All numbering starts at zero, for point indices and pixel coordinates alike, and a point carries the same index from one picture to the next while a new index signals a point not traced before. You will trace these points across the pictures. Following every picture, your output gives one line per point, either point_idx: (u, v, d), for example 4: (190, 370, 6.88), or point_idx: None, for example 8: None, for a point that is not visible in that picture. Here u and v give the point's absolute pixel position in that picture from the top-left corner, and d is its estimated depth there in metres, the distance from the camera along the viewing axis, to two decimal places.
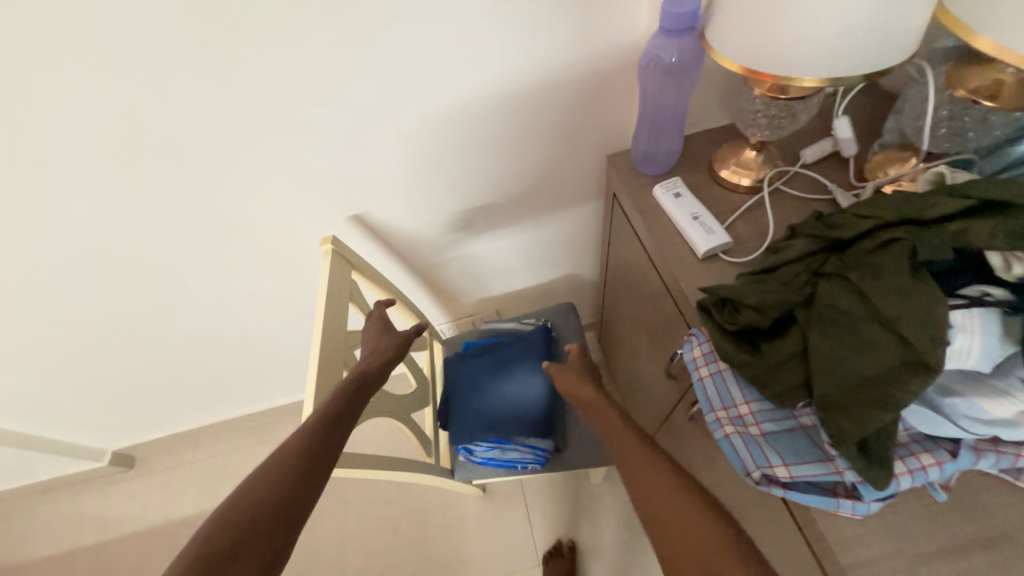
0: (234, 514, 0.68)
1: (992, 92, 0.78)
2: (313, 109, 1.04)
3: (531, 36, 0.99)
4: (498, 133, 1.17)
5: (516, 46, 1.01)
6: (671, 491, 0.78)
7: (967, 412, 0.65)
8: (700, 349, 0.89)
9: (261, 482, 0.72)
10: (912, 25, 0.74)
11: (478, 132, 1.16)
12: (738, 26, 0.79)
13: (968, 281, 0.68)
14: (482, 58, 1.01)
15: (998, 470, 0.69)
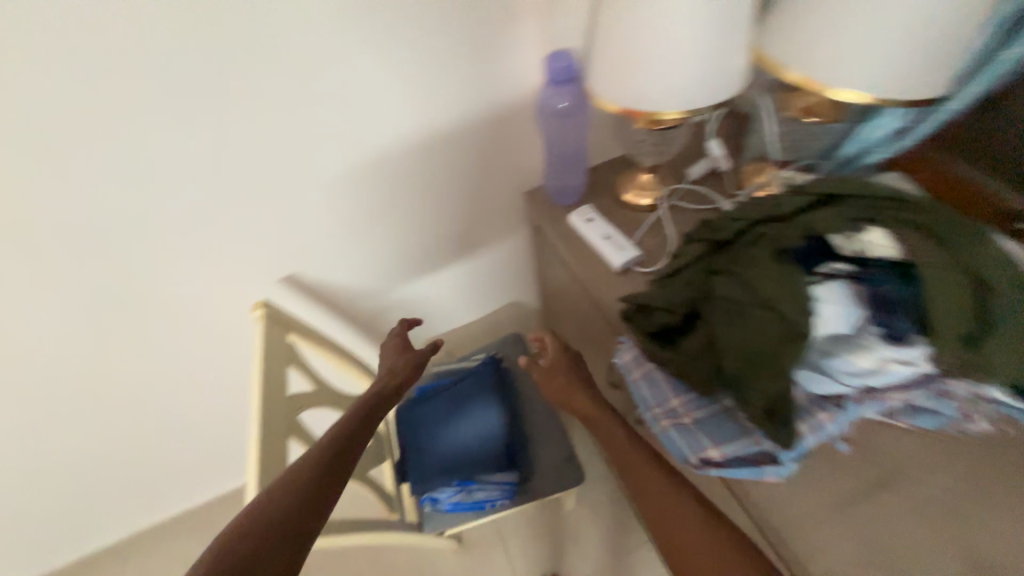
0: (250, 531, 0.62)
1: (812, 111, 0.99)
2: (234, 179, 1.06)
3: (437, 95, 1.09)
4: (420, 182, 1.24)
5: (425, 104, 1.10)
6: (694, 519, 0.81)
7: (844, 369, 0.77)
8: (630, 354, 0.97)
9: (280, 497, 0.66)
10: (739, 64, 0.92)
11: (401, 182, 1.23)
12: (610, 74, 0.94)
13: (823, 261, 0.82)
14: (394, 117, 1.09)
15: (884, 416, 0.80)
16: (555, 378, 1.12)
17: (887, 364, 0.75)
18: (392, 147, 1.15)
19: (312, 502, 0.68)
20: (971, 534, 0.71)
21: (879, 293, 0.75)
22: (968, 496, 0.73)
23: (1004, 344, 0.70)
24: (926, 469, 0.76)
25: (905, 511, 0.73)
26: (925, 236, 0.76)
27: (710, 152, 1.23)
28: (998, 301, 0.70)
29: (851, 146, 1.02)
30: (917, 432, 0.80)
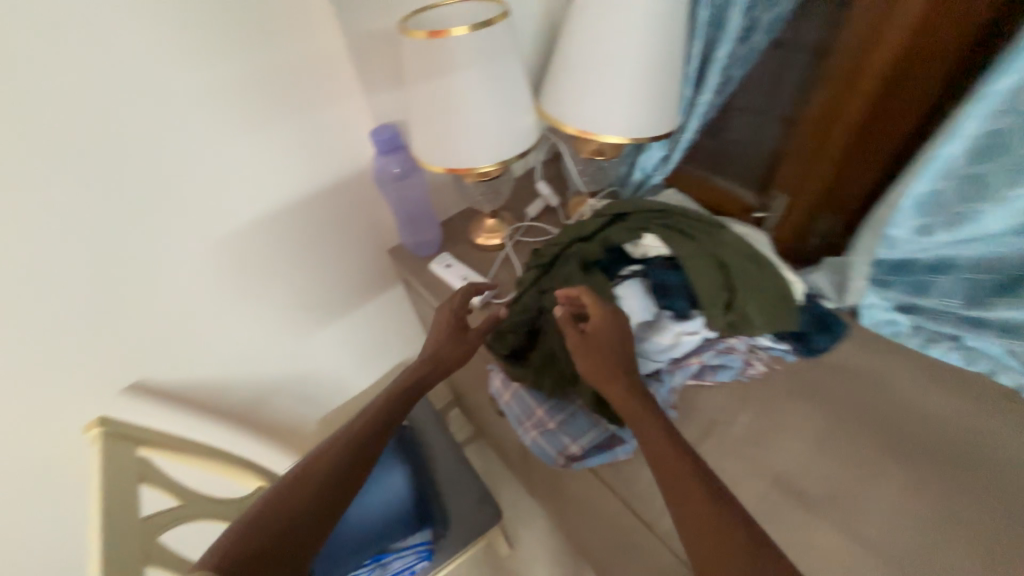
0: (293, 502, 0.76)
1: (599, 151, 1.18)
2: (52, 297, 1.00)
3: (276, 177, 1.14)
4: (274, 258, 1.26)
5: (261, 191, 1.14)
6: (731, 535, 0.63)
7: (653, 349, 0.94)
8: (499, 379, 1.05)
9: (315, 474, 0.80)
10: (528, 124, 1.13)
11: (255, 264, 1.24)
12: (427, 142, 1.09)
13: (622, 264, 1.03)
14: (232, 203, 1.12)
15: (695, 379, 0.98)
16: (587, 361, 0.83)
17: (681, 337, 0.94)
18: (236, 233, 1.16)
19: (342, 484, 0.80)
20: (765, 455, 0.89)
21: (662, 284, 0.95)
22: (761, 426, 0.93)
23: (751, 308, 0.91)
24: (732, 413, 0.95)
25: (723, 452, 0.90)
26: (685, 234, 0.97)
27: (541, 192, 1.44)
28: (741, 276, 0.93)
29: (637, 174, 1.32)
30: (723, 386, 0.99)
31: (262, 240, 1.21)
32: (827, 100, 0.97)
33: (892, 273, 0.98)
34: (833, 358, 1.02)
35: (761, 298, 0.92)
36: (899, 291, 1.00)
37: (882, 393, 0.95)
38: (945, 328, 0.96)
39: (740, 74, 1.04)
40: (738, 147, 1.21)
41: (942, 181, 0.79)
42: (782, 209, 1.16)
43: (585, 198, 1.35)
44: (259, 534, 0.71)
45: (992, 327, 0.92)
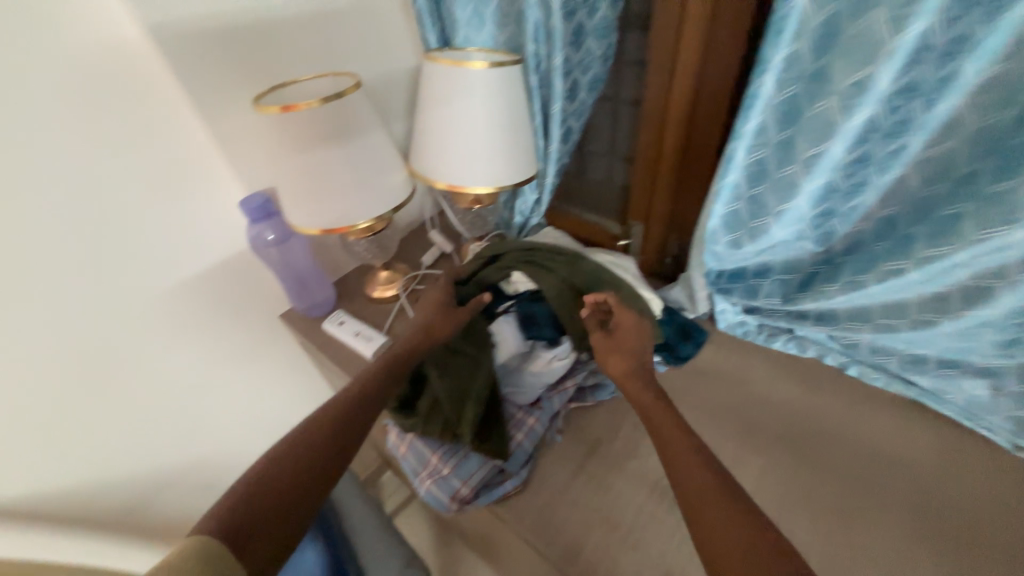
0: (289, 473, 0.69)
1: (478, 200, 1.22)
2: None
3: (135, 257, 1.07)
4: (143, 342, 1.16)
5: (120, 278, 1.06)
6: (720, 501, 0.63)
7: (532, 378, 1.00)
8: (395, 432, 1.04)
9: (328, 416, 0.79)
10: (399, 181, 1.18)
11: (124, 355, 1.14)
12: (296, 203, 1.07)
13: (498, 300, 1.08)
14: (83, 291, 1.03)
15: (576, 401, 1.04)
16: (616, 359, 0.88)
17: (557, 362, 1.00)
18: (94, 323, 1.06)
19: (348, 436, 0.78)
20: (642, 465, 0.95)
21: (530, 316, 1.03)
22: (639, 437, 0.99)
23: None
24: (613, 429, 1.01)
25: (607, 468, 0.94)
26: (550, 267, 1.05)
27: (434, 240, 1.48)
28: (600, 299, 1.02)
29: (518, 216, 1.43)
30: (605, 405, 1.05)
31: (128, 326, 1.12)
32: (649, 138, 1.12)
33: (730, 280, 1.10)
34: (698, 363, 1.12)
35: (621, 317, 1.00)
36: (738, 295, 1.11)
37: (736, 388, 1.06)
38: (780, 321, 1.09)
39: (577, 126, 1.17)
40: (598, 185, 1.36)
41: (734, 202, 0.94)
42: (640, 235, 1.29)
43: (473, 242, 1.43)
44: (268, 486, 0.67)
45: (810, 318, 1.05)
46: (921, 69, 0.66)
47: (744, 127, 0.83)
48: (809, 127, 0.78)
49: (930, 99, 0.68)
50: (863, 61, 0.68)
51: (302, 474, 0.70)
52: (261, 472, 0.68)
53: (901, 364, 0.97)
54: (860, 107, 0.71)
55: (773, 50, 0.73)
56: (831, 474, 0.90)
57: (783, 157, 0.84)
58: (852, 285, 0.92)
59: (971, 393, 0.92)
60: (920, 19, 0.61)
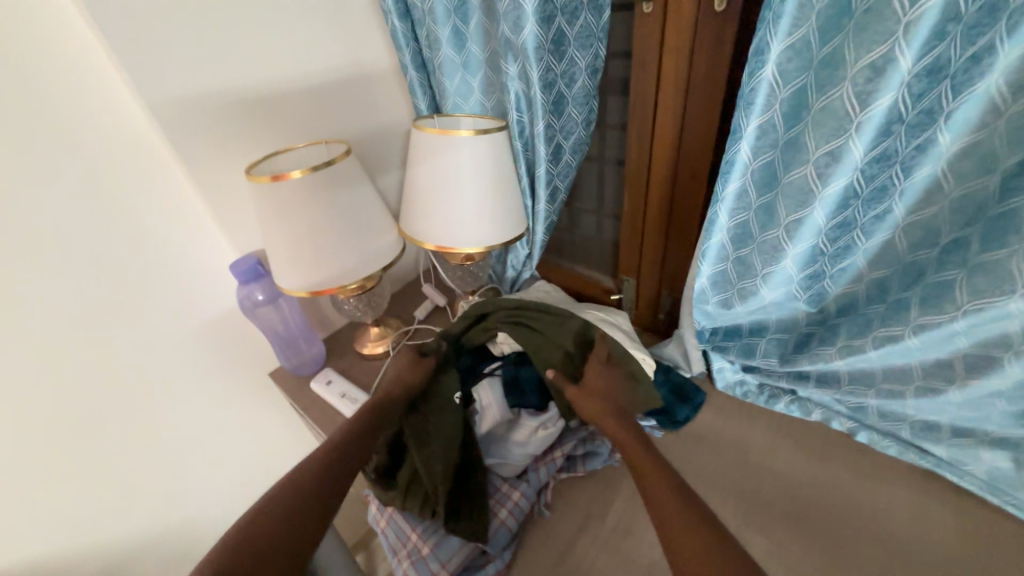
0: (294, 495, 0.70)
1: (468, 257, 1.21)
2: None
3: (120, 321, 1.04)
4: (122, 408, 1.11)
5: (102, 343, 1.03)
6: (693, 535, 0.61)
7: (516, 447, 0.96)
8: (376, 503, 0.98)
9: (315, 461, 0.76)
10: (389, 242, 1.18)
11: (104, 424, 1.09)
12: (282, 268, 1.06)
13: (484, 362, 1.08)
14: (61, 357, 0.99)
15: (565, 471, 0.99)
16: (591, 400, 0.87)
17: (542, 430, 0.97)
18: (71, 389, 1.02)
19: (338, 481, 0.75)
20: (638, 545, 0.87)
21: (514, 379, 1.01)
22: (632, 512, 0.92)
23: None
24: (605, 502, 0.94)
25: (597, 549, 0.87)
26: (535, 329, 1.02)
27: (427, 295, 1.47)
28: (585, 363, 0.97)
29: (510, 272, 1.42)
30: (596, 474, 0.99)
31: (109, 393, 1.08)
32: (634, 197, 1.12)
33: (725, 338, 1.06)
34: (696, 426, 1.06)
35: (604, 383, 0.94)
36: (735, 354, 1.06)
37: (738, 455, 0.99)
38: (781, 382, 1.04)
39: (562, 187, 1.18)
40: (589, 239, 1.36)
41: (721, 262, 0.93)
42: (632, 290, 1.27)
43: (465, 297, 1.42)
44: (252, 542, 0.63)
45: (811, 379, 0.99)
46: (894, 140, 0.66)
47: (723, 190, 0.82)
48: (787, 192, 0.77)
49: (906, 167, 0.68)
50: (834, 132, 0.68)
51: (305, 496, 0.71)
52: (266, 496, 0.69)
53: (913, 431, 0.91)
54: (836, 175, 0.70)
55: (745, 120, 0.74)
56: (849, 559, 0.81)
57: (765, 220, 0.83)
58: (850, 348, 0.88)
59: (992, 464, 0.84)
60: (884, 95, 0.61)
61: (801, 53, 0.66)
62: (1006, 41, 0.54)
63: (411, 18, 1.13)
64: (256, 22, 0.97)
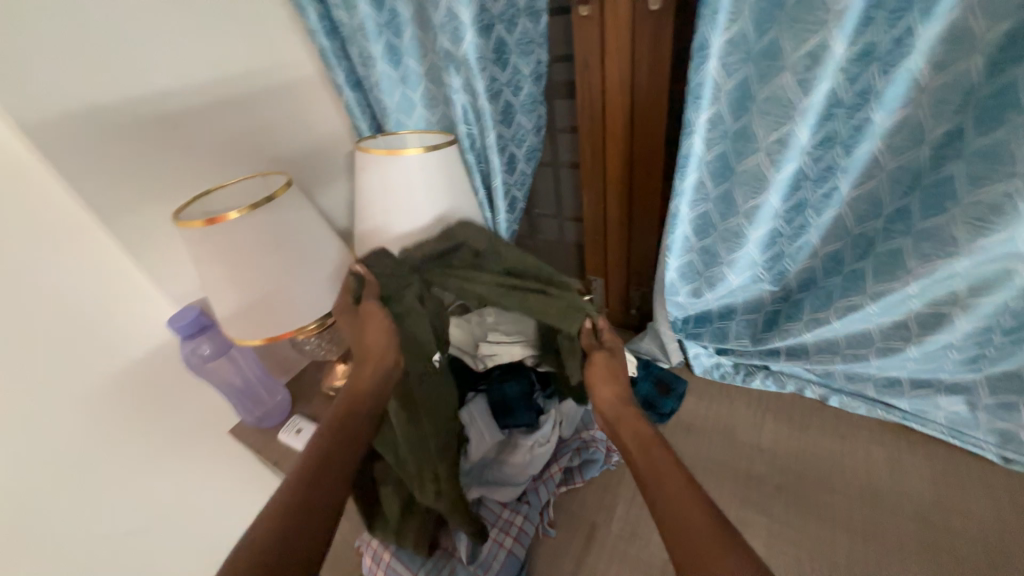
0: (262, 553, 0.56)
1: None
2: None
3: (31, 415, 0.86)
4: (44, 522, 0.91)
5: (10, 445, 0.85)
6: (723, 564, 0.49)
7: (513, 470, 0.92)
8: (370, 552, 0.90)
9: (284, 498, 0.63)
10: (349, 270, 1.03)
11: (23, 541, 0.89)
12: (229, 316, 0.92)
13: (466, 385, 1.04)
14: None
15: (565, 484, 0.97)
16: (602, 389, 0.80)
17: (538, 447, 0.93)
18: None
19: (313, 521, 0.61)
20: (648, 546, 0.87)
21: (500, 399, 0.97)
22: (636, 513, 0.91)
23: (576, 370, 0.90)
24: (609, 508, 0.93)
25: (610, 558, 0.86)
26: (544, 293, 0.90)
27: None
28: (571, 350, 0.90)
29: None
30: (595, 482, 0.98)
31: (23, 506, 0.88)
32: (592, 198, 1.11)
33: (698, 324, 1.08)
34: (684, 416, 1.07)
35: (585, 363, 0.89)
36: (709, 338, 1.09)
37: (727, 439, 1.00)
38: (755, 360, 1.07)
39: (519, 196, 1.17)
40: (552, 244, 1.34)
41: (687, 253, 0.94)
42: (600, 289, 1.27)
43: None
44: None
45: (782, 353, 1.03)
46: (835, 123, 0.70)
47: (681, 185, 0.83)
48: (743, 180, 0.79)
49: (849, 146, 0.71)
50: (781, 119, 0.70)
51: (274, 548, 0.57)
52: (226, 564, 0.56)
53: (878, 389, 0.96)
54: (786, 160, 0.73)
55: (696, 115, 0.74)
56: (853, 524, 0.83)
57: (725, 209, 0.85)
58: (814, 321, 0.92)
59: (951, 409, 0.91)
60: (822, 81, 0.64)
61: (739, 47, 0.68)
62: (923, 21, 0.58)
63: (339, 35, 1.07)
64: (160, 46, 0.86)
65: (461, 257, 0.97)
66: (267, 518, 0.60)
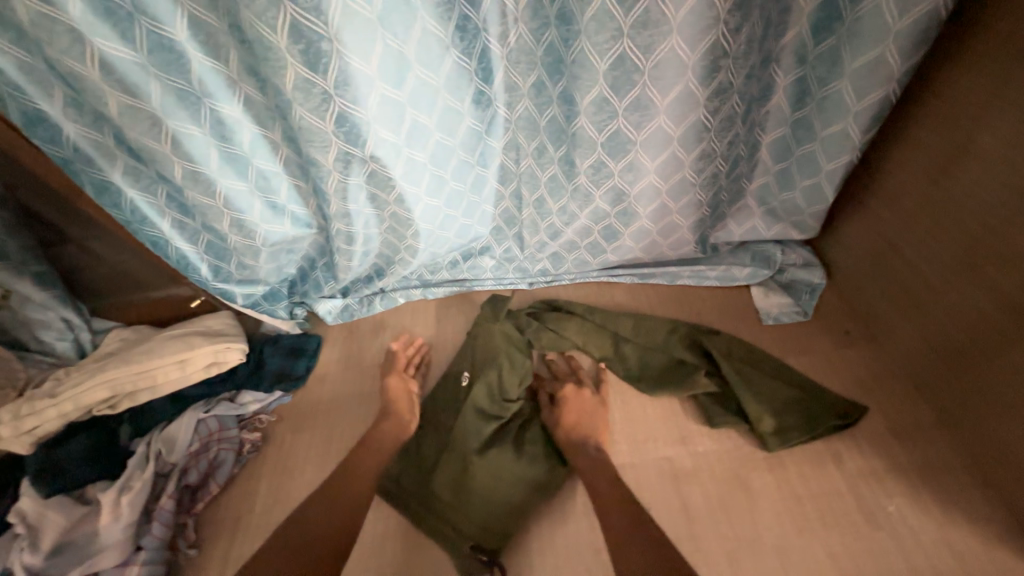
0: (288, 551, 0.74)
1: None
2: None
3: None
4: None
5: None
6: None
7: (111, 513, 0.84)
8: None
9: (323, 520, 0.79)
10: None
11: None
12: None
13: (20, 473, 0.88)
14: None
15: (200, 499, 0.94)
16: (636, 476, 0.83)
17: (130, 484, 0.88)
18: None
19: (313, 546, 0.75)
20: (292, 499, 0.97)
21: (64, 462, 0.88)
22: (277, 485, 0.99)
23: (477, 437, 0.92)
24: (251, 496, 0.98)
25: (262, 534, 0.93)
26: (684, 359, 0.96)
27: None
28: (474, 408, 0.95)
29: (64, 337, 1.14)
30: (238, 475, 1.00)
31: None
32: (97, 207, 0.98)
33: (302, 284, 1.17)
34: (316, 373, 1.16)
35: (452, 477, 0.90)
36: (315, 291, 1.18)
37: (358, 368, 1.16)
38: (363, 289, 1.19)
39: (13, 242, 1.00)
40: (128, 262, 1.16)
41: (196, 237, 0.91)
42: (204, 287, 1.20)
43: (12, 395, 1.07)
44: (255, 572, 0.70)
45: (375, 275, 1.17)
46: (168, 79, 0.68)
47: (105, 175, 0.77)
48: (150, 156, 0.75)
49: (207, 100, 0.71)
50: (103, 90, 0.65)
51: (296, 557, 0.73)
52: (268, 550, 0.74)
53: (449, 271, 1.19)
54: (159, 126, 0.71)
55: (30, 102, 0.67)
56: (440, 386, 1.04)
57: (174, 186, 0.82)
58: (342, 251, 1.00)
59: (488, 265, 1.18)
60: (93, 43, 0.61)
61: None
62: None
63: None
64: None
65: (694, 349, 0.97)
66: (315, 530, 0.77)
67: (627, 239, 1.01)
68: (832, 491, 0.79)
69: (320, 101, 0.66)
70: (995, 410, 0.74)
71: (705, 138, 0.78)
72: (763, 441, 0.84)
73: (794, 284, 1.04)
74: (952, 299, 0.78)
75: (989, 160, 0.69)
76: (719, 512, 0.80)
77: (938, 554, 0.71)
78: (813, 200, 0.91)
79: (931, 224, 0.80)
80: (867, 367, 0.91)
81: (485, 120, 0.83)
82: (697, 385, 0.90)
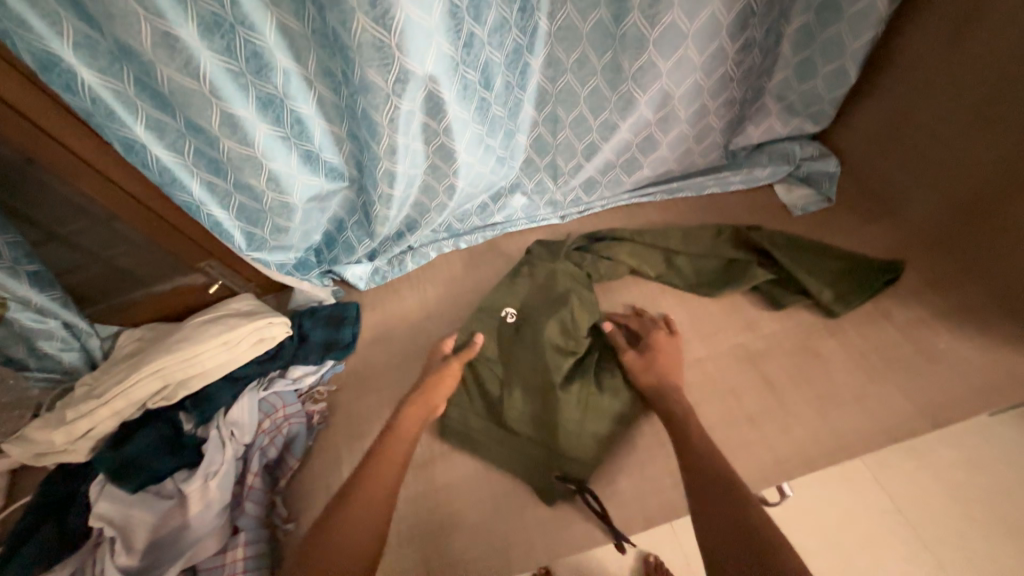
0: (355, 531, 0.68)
1: None
2: None
3: None
4: None
5: None
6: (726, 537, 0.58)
7: (201, 502, 0.80)
8: None
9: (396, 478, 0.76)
10: None
11: None
12: None
13: (89, 479, 0.83)
14: None
15: (281, 477, 0.90)
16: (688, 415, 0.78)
17: (212, 474, 0.82)
18: None
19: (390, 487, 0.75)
20: None
21: (134, 460, 0.82)
22: (357, 448, 0.96)
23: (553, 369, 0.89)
24: (332, 464, 0.94)
25: None
26: (737, 260, 1.00)
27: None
28: (550, 350, 0.91)
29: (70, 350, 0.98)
30: (313, 449, 0.96)
31: None
32: (96, 183, 0.85)
33: (329, 249, 1.09)
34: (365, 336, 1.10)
35: (540, 414, 0.88)
36: (345, 254, 1.10)
37: (404, 326, 1.10)
38: (392, 248, 1.11)
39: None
40: (124, 255, 1.01)
41: (228, 200, 0.84)
42: (223, 270, 1.09)
43: (26, 415, 0.96)
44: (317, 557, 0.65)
45: (406, 231, 1.09)
46: (202, 2, 0.61)
47: (129, 130, 0.69)
48: (181, 100, 0.68)
49: (244, 28, 0.65)
50: (131, 18, 0.58)
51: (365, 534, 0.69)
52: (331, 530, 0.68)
53: (479, 216, 1.13)
54: (193, 62, 0.64)
55: (39, 41, 0.58)
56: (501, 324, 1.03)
57: (205, 139, 0.74)
58: (382, 200, 0.93)
59: (519, 205, 1.13)
60: None
61: None
62: None
63: None
64: None
65: (749, 253, 1.00)
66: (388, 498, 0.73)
67: (664, 148, 1.04)
68: (890, 342, 0.88)
69: (384, 8, 0.63)
70: (1018, 240, 0.84)
71: (749, 27, 0.86)
72: (833, 313, 0.91)
73: (811, 176, 1.09)
74: (968, 151, 0.87)
75: (1002, 11, 0.77)
76: (798, 378, 0.87)
77: (985, 370, 0.83)
78: (835, 86, 0.96)
79: (945, 87, 0.88)
80: (895, 239, 0.99)
81: (528, 33, 0.80)
82: (759, 274, 0.95)
